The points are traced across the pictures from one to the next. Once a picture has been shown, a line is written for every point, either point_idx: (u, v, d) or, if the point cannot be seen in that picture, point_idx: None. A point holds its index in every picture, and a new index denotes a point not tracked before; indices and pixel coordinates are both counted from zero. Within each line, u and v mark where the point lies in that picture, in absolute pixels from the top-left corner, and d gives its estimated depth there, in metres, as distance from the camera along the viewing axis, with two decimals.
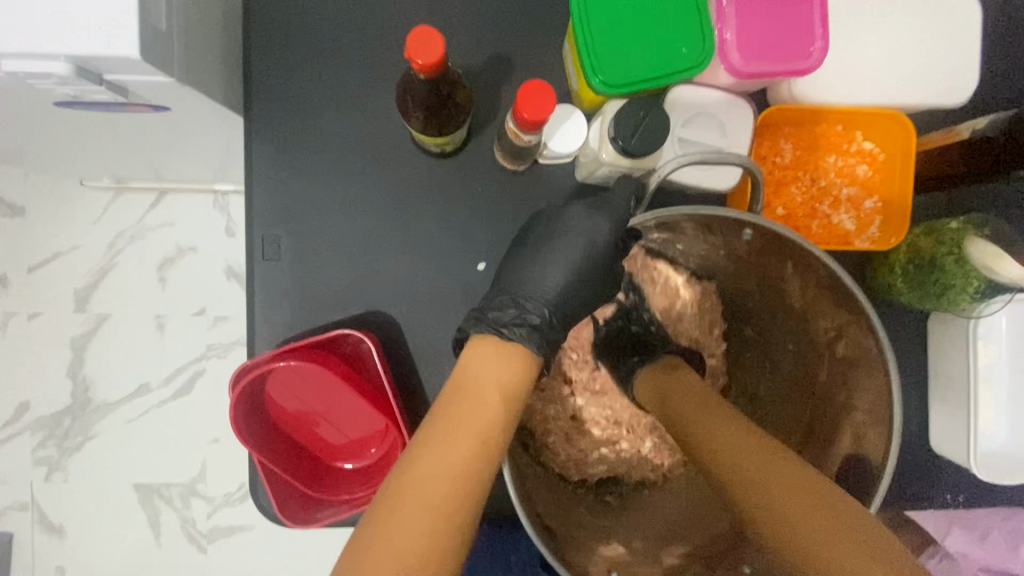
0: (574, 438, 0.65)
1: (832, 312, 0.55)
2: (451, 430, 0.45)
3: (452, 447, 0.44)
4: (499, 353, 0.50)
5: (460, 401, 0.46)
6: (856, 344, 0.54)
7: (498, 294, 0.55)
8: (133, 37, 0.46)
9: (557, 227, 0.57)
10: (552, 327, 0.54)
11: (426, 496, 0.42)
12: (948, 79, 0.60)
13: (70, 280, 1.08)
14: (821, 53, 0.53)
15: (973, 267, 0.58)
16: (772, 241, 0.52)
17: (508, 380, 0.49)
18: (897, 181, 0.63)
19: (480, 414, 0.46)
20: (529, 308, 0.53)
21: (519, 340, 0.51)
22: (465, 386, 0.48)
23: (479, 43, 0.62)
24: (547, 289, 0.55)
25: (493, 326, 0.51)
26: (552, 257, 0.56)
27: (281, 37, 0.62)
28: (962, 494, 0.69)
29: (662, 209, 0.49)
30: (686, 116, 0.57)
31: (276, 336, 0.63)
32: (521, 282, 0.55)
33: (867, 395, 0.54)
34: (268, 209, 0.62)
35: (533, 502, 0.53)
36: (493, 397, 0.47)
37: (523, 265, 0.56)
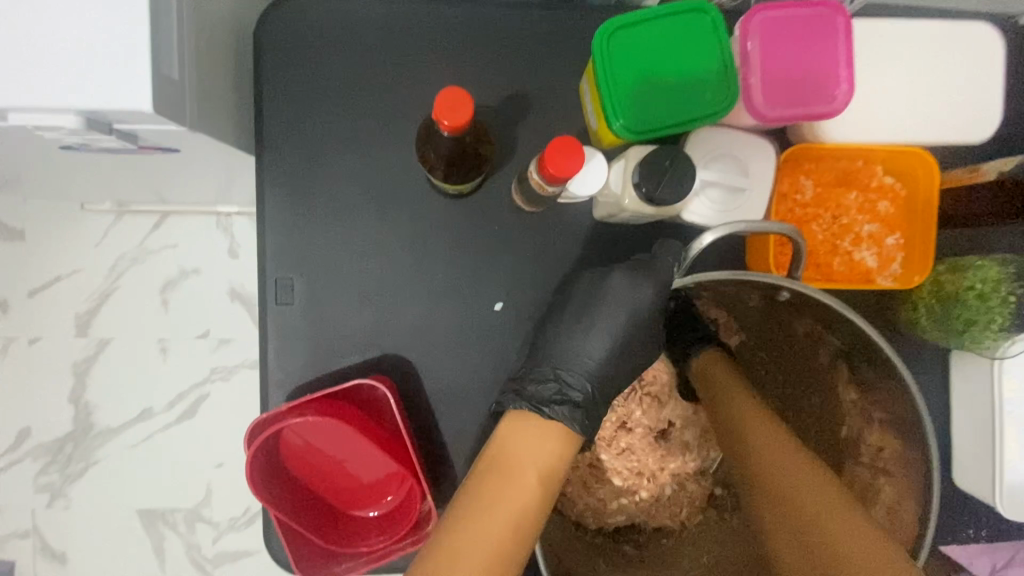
0: (592, 488, 0.63)
1: (870, 369, 0.56)
2: (488, 509, 0.44)
3: (491, 529, 0.43)
4: (540, 432, 0.49)
5: (500, 479, 0.46)
6: (895, 402, 0.55)
7: (541, 365, 0.54)
8: (145, 92, 0.45)
9: (595, 288, 0.55)
10: (594, 401, 0.54)
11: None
12: (970, 115, 0.59)
13: (71, 304, 1.07)
14: (846, 97, 0.52)
15: (998, 303, 0.59)
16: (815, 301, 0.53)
17: (548, 459, 0.48)
18: (919, 218, 0.62)
19: (517, 496, 0.45)
20: (571, 382, 0.53)
21: (562, 419, 0.50)
22: (505, 464, 0.47)
23: (494, 77, 0.61)
24: (589, 359, 0.55)
25: (534, 403, 0.50)
26: (591, 323, 0.55)
27: (291, 73, 0.61)
28: (984, 528, 0.69)
29: (701, 274, 0.50)
30: (707, 157, 0.56)
31: (289, 378, 0.62)
32: (560, 353, 0.55)
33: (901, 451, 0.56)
34: (280, 249, 0.61)
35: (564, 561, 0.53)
36: (532, 477, 0.46)
37: (564, 333, 0.55)
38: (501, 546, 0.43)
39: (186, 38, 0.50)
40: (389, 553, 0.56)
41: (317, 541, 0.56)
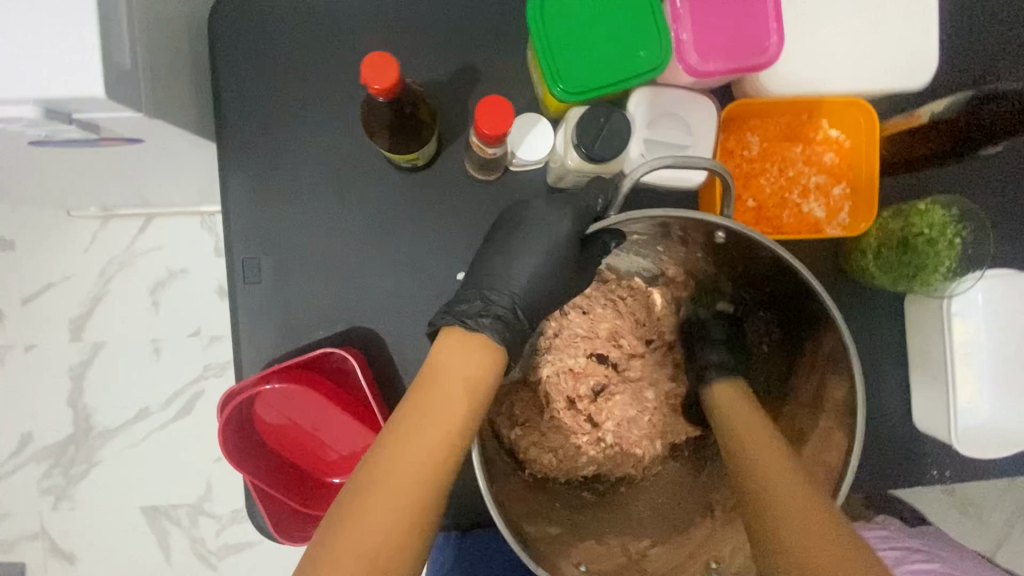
0: (549, 435, 0.65)
1: (810, 313, 0.56)
2: (417, 424, 0.44)
3: (421, 436, 0.44)
4: (467, 345, 0.48)
5: (428, 389, 0.46)
6: (831, 348, 0.54)
7: (469, 290, 0.54)
8: (98, 79, 0.47)
9: (522, 223, 0.56)
10: (518, 317, 0.53)
11: (397, 484, 0.42)
12: (905, 63, 0.61)
13: (65, 309, 1.09)
14: (777, 48, 0.54)
15: (945, 247, 0.61)
16: (745, 245, 0.53)
17: (475, 369, 0.48)
18: (862, 168, 0.63)
19: (445, 408, 0.45)
20: (495, 299, 0.53)
21: (485, 331, 0.50)
22: (429, 379, 0.46)
23: (444, 57, 0.63)
24: (514, 281, 0.55)
25: (458, 318, 0.50)
26: (518, 251, 0.55)
27: (250, 64, 0.63)
28: (948, 470, 0.70)
29: (636, 212, 0.50)
30: (648, 115, 0.58)
31: (262, 357, 0.64)
32: (489, 279, 0.55)
33: (835, 394, 0.55)
34: (246, 233, 0.63)
35: (508, 513, 0.54)
36: (457, 391, 0.46)
37: (496, 265, 0.55)
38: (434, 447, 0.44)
39: (137, 28, 0.52)
40: None
41: (292, 506, 0.59)
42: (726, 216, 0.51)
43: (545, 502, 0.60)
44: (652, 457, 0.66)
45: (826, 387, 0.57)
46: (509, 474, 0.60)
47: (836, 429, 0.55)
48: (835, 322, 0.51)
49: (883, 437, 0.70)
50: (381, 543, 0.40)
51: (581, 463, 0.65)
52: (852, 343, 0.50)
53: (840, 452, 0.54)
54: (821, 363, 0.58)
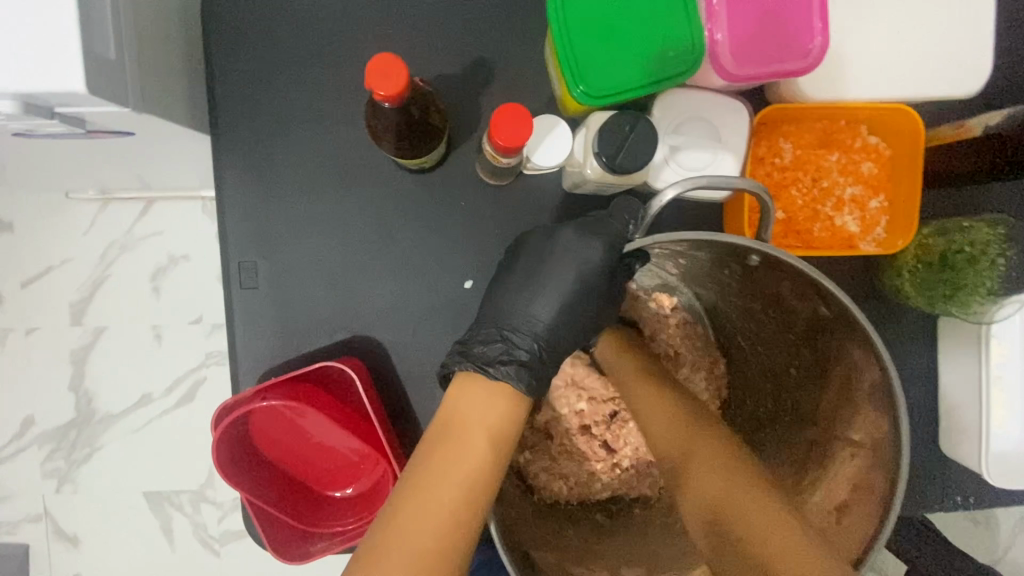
0: (560, 460, 0.62)
1: (842, 341, 0.52)
2: (434, 481, 0.41)
3: (438, 498, 0.41)
4: (485, 395, 0.44)
5: (445, 443, 0.43)
6: (868, 375, 0.50)
7: (485, 325, 0.49)
8: (78, 70, 0.42)
9: (545, 243, 0.51)
10: (543, 362, 0.49)
11: (406, 544, 0.39)
12: (959, 67, 0.56)
13: (64, 293, 1.06)
14: (820, 50, 0.49)
15: (987, 267, 0.58)
16: (780, 266, 0.49)
17: (497, 420, 0.44)
18: (903, 179, 0.59)
19: (464, 461, 0.42)
20: (518, 342, 0.48)
21: (507, 378, 0.46)
22: (448, 430, 0.43)
23: (456, 47, 0.58)
24: (539, 320, 0.49)
25: (478, 364, 0.46)
26: (542, 280, 0.50)
27: (249, 51, 0.59)
28: (973, 496, 0.67)
29: (666, 234, 0.46)
30: (675, 121, 0.54)
31: (260, 365, 0.61)
32: (508, 312, 0.50)
33: (871, 424, 0.51)
34: (243, 232, 0.60)
35: (518, 541, 0.51)
36: (479, 442, 0.43)
37: (512, 293, 0.50)
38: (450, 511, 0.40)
39: (124, 11, 0.47)
40: (361, 533, 0.57)
41: (289, 523, 0.57)
42: (761, 240, 0.47)
43: (555, 528, 0.58)
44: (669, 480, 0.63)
45: (858, 414, 0.53)
46: (518, 497, 0.58)
47: (875, 458, 0.51)
48: (875, 350, 0.47)
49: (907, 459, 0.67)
50: None
51: (593, 486, 0.63)
52: (896, 372, 0.46)
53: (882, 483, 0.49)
54: (851, 391, 0.54)
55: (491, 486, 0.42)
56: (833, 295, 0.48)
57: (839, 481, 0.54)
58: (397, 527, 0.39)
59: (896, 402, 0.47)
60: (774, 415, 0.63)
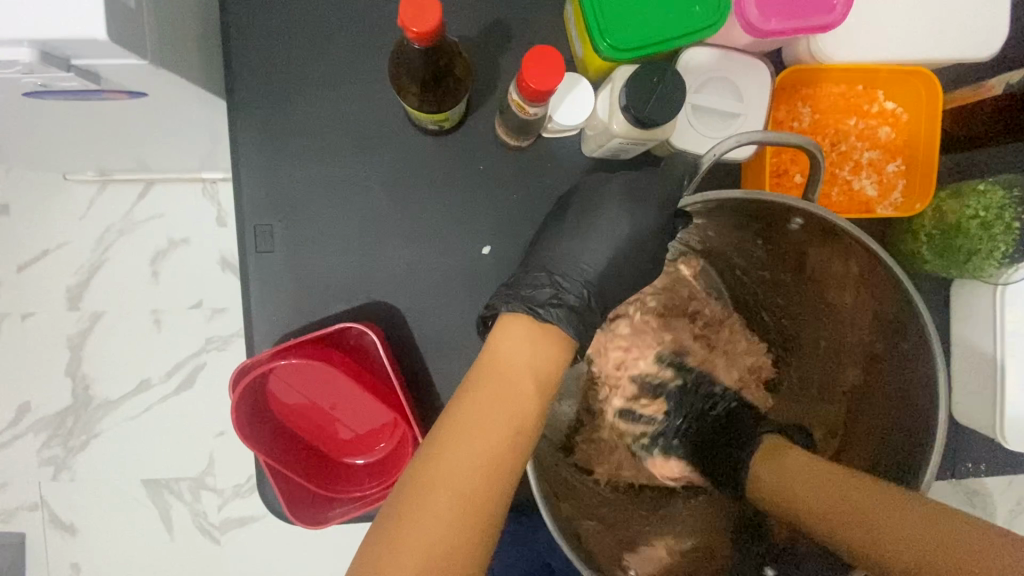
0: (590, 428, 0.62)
1: (878, 311, 0.52)
2: (480, 419, 0.40)
3: (486, 434, 0.40)
4: (530, 337, 0.44)
5: (493, 378, 0.42)
6: (906, 345, 0.50)
7: (534, 270, 0.49)
8: (98, 15, 0.41)
9: (592, 201, 0.52)
10: (591, 308, 0.49)
11: (452, 482, 0.38)
12: (979, 29, 0.56)
13: (61, 277, 1.02)
14: (845, 6, 0.49)
15: (1001, 231, 0.57)
16: (822, 232, 0.49)
17: (541, 362, 0.44)
18: (919, 143, 0.59)
19: (509, 400, 0.42)
20: (566, 287, 0.49)
21: (557, 321, 0.46)
22: (491, 369, 0.43)
23: (476, 10, 0.58)
24: (587, 267, 0.50)
25: (527, 304, 0.46)
26: (588, 231, 0.51)
27: (264, 14, 0.58)
28: (983, 463, 0.68)
29: (713, 192, 0.46)
30: (700, 80, 0.54)
31: (275, 331, 0.60)
32: (556, 259, 0.50)
33: (912, 397, 0.50)
34: (259, 197, 0.59)
35: (562, 510, 0.51)
36: (526, 383, 0.42)
37: (561, 246, 0.51)
38: (498, 446, 0.40)
39: None
40: (379, 499, 0.57)
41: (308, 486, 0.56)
42: (807, 201, 0.47)
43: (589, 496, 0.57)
44: None
45: (899, 388, 0.52)
46: (560, 465, 0.57)
47: (905, 425, 0.51)
48: (918, 316, 0.47)
49: None
50: (441, 542, 0.37)
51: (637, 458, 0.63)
52: (937, 334, 0.46)
53: (916, 453, 0.49)
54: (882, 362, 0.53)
55: (535, 429, 0.42)
56: (880, 263, 0.47)
57: (869, 448, 0.55)
58: (443, 463, 0.39)
59: (937, 364, 0.47)
60: (796, 391, 0.62)
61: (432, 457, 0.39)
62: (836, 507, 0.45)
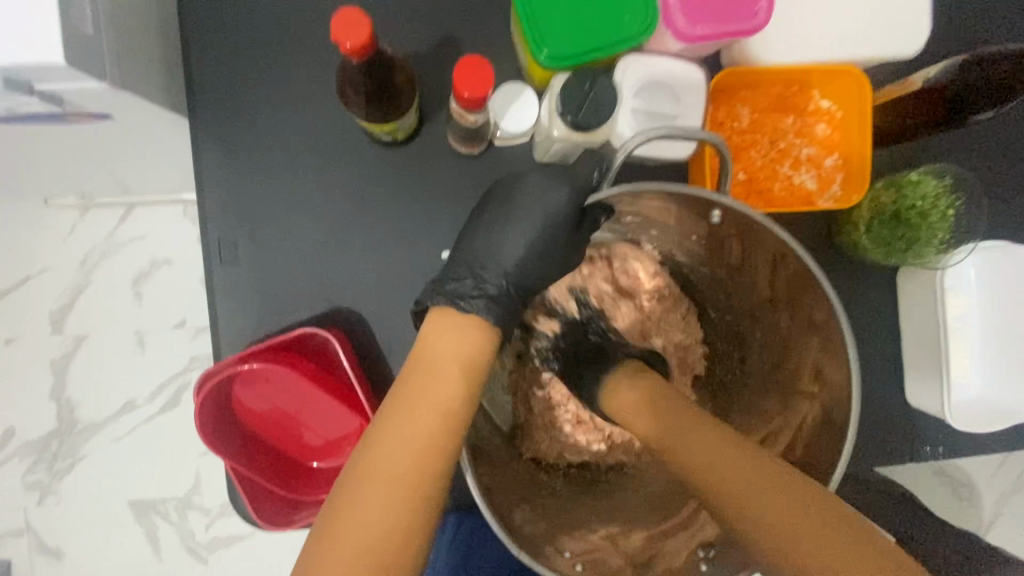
0: (539, 416, 0.64)
1: (799, 300, 0.54)
2: (409, 410, 0.42)
3: (413, 434, 0.41)
4: (454, 327, 0.46)
5: (419, 377, 0.44)
6: (826, 332, 0.52)
7: (459, 264, 0.51)
8: (55, 41, 0.42)
9: (515, 193, 0.53)
10: (512, 297, 0.50)
11: (384, 473, 0.40)
12: (901, 30, 0.59)
13: (43, 301, 1.02)
14: (766, 11, 0.52)
15: (939, 219, 0.60)
16: (740, 224, 0.51)
17: (468, 350, 0.45)
18: (855, 139, 0.61)
19: (437, 389, 0.43)
20: (487, 278, 0.50)
21: (478, 312, 0.47)
22: (420, 361, 0.44)
23: (428, 28, 0.61)
24: (510, 260, 0.51)
25: (451, 298, 0.47)
26: (509, 221, 0.52)
27: (227, 39, 0.61)
28: (941, 446, 0.69)
29: (631, 186, 0.48)
30: (635, 86, 0.56)
31: (241, 340, 0.62)
32: (481, 252, 0.52)
33: (833, 377, 0.53)
34: (224, 212, 0.61)
35: (499, 502, 0.52)
36: (452, 372, 0.44)
37: (488, 238, 0.52)
38: (424, 446, 0.41)
39: None
40: None
41: (276, 491, 0.58)
42: (722, 193, 0.49)
43: (536, 488, 0.59)
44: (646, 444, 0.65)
45: (823, 371, 0.54)
46: (507, 459, 0.59)
47: (831, 407, 0.53)
48: (829, 302, 0.49)
49: (877, 412, 0.69)
50: (378, 533, 0.39)
51: (579, 442, 0.64)
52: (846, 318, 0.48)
53: (837, 430, 0.52)
54: (807, 349, 0.55)
55: (466, 415, 0.44)
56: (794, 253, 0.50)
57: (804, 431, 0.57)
58: (375, 457, 0.41)
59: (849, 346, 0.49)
60: (740, 379, 0.64)
61: (366, 450, 0.41)
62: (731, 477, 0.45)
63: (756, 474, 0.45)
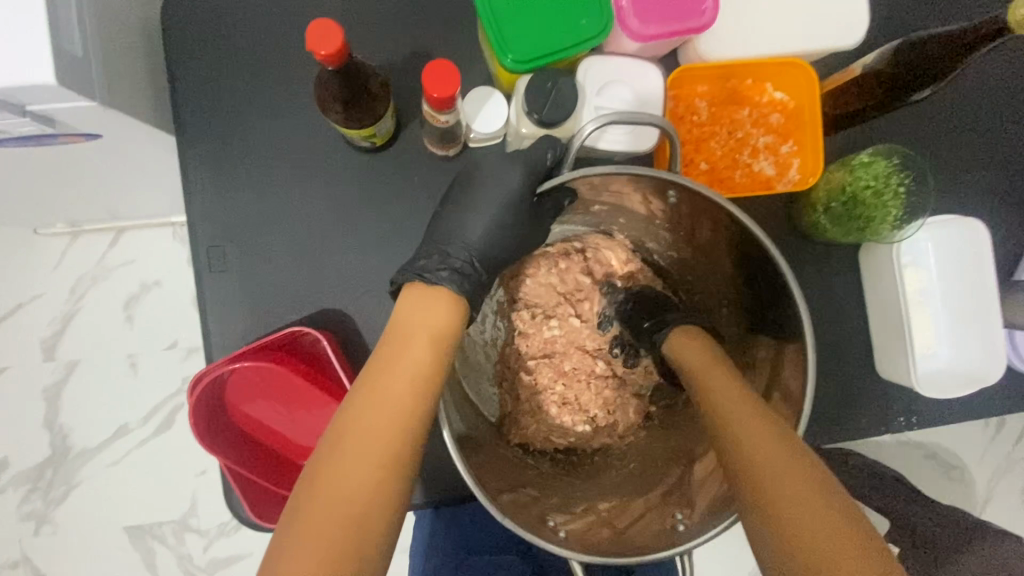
0: (523, 402, 0.66)
1: (759, 273, 0.56)
2: (380, 370, 0.46)
3: (384, 399, 0.45)
4: (422, 297, 0.49)
5: (389, 345, 0.47)
6: (783, 301, 0.54)
7: (428, 245, 0.54)
8: (46, 64, 0.44)
9: (479, 184, 0.56)
10: (476, 269, 0.53)
11: (353, 424, 0.44)
12: (842, 23, 0.64)
13: (34, 330, 1.03)
14: (713, 9, 0.57)
15: (890, 197, 0.63)
16: (696, 203, 0.54)
17: (439, 322, 0.48)
18: (807, 126, 0.65)
19: (405, 355, 0.46)
20: (453, 252, 0.53)
21: (446, 284, 0.51)
22: (395, 333, 0.48)
23: (401, 42, 0.64)
24: (476, 240, 0.54)
25: (417, 273, 0.51)
26: (481, 211, 0.55)
27: (210, 62, 0.64)
28: (914, 416, 0.72)
29: (588, 169, 0.50)
30: (598, 84, 0.60)
31: (232, 346, 0.64)
32: (455, 239, 0.54)
33: (791, 343, 0.55)
34: (212, 223, 0.64)
35: (486, 480, 0.54)
36: (423, 342, 0.47)
37: (460, 227, 0.55)
38: (392, 404, 0.45)
39: (88, 13, 0.50)
40: None
41: (271, 489, 0.60)
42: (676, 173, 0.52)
43: (523, 471, 0.61)
44: (627, 424, 0.67)
45: (782, 338, 0.57)
46: (494, 444, 0.61)
47: (792, 373, 0.55)
48: (780, 271, 0.52)
49: (850, 387, 0.71)
50: (343, 476, 0.42)
51: (562, 425, 0.66)
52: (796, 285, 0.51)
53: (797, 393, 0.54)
54: (770, 318, 0.58)
55: (435, 381, 0.47)
56: (748, 228, 0.52)
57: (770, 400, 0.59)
58: (350, 410, 0.44)
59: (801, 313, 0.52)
60: None
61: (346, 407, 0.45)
62: (754, 450, 0.46)
63: (771, 437, 0.46)
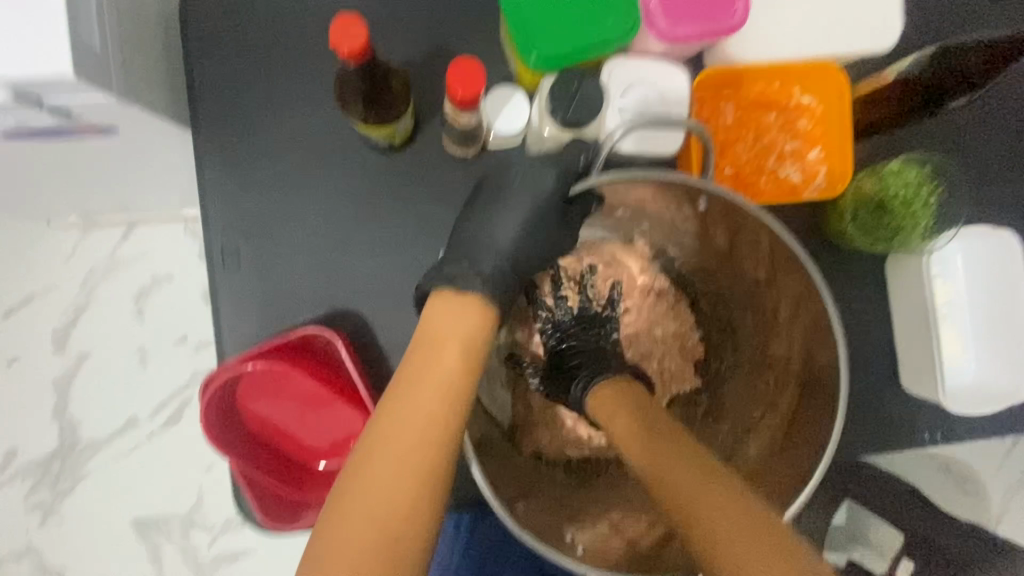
0: (537, 412, 0.64)
1: (790, 285, 0.55)
2: (412, 384, 0.45)
3: (414, 413, 0.43)
4: (454, 306, 0.48)
5: (417, 357, 0.46)
6: (814, 313, 0.53)
7: (454, 250, 0.53)
8: (65, 56, 0.44)
9: (504, 190, 0.55)
10: (508, 278, 0.52)
11: (389, 444, 0.42)
12: (877, 26, 0.62)
13: (45, 321, 1.03)
14: (743, 11, 0.55)
15: (920, 208, 0.62)
16: (726, 209, 0.53)
17: (467, 330, 0.47)
18: (836, 133, 0.63)
19: (435, 366, 0.45)
20: (482, 260, 0.51)
21: (474, 291, 0.49)
22: (425, 340, 0.46)
23: (422, 38, 0.63)
24: (505, 249, 0.52)
25: (448, 280, 0.49)
26: (502, 215, 0.53)
27: (228, 55, 0.63)
28: (938, 432, 0.70)
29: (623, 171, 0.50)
30: (623, 85, 0.58)
31: (244, 345, 0.63)
32: (475, 244, 0.53)
33: (821, 355, 0.54)
34: (226, 219, 0.63)
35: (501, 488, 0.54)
36: (454, 351, 0.46)
37: (483, 232, 0.53)
38: (428, 419, 0.43)
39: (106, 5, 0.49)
40: None
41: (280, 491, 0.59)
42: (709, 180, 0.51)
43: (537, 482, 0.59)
44: None
45: (812, 350, 0.55)
46: (509, 453, 0.60)
47: (822, 387, 0.54)
48: (812, 282, 0.51)
49: (873, 400, 0.69)
50: (385, 500, 0.41)
51: (578, 438, 0.64)
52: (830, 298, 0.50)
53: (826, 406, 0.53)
54: (798, 330, 0.56)
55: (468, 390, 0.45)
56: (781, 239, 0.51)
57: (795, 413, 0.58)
58: (384, 428, 0.43)
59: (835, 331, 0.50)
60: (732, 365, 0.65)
61: (377, 422, 0.43)
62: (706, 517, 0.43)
63: (720, 502, 0.43)
